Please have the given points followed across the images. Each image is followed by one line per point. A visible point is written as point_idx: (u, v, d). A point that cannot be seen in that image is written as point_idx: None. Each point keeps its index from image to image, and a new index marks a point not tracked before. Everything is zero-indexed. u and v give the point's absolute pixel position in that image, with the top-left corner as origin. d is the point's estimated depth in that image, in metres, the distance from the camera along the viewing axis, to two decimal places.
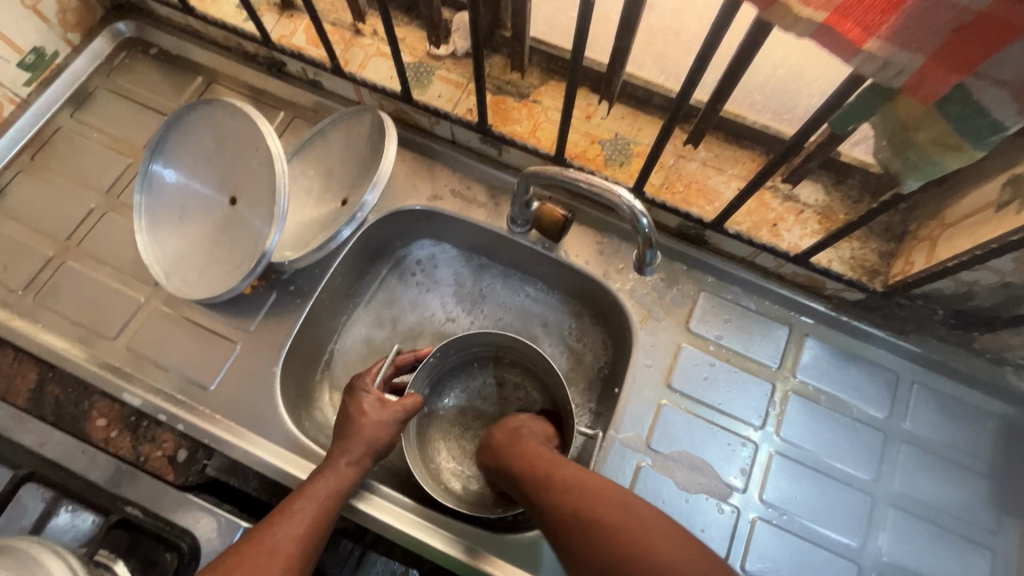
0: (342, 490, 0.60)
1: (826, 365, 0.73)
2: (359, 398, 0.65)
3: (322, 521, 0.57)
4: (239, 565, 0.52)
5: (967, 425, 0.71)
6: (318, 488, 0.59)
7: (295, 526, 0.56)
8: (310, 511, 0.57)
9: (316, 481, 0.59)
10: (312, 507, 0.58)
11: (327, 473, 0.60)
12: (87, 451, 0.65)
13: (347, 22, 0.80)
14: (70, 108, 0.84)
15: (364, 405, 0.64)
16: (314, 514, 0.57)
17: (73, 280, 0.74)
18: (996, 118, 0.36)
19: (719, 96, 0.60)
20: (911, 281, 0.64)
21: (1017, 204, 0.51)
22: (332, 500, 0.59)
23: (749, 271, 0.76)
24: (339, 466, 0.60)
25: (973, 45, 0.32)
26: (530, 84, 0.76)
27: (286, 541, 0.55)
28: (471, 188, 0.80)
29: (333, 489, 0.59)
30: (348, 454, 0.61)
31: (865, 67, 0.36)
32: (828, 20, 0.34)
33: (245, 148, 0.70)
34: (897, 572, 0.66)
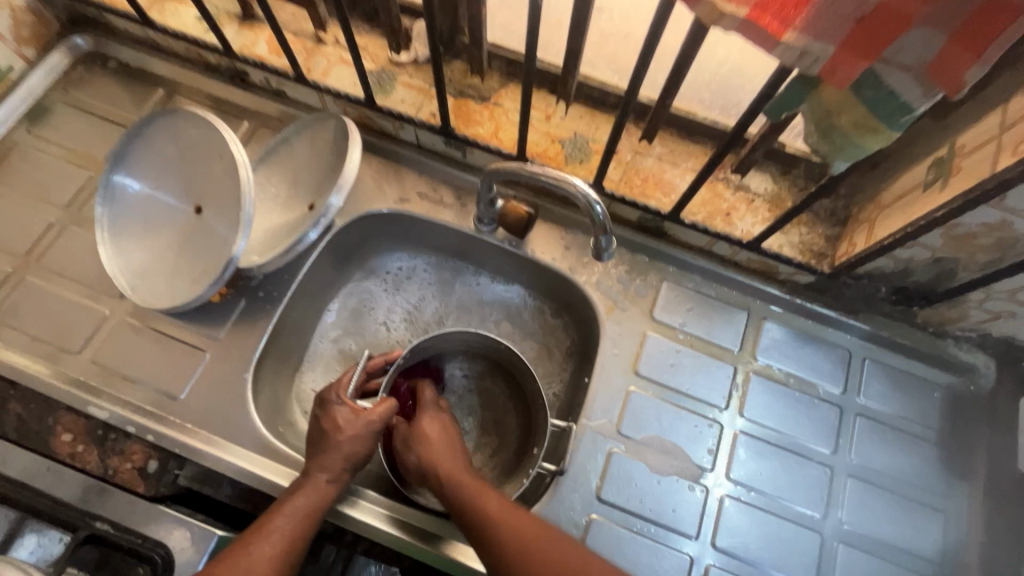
0: (319, 508, 0.60)
1: (783, 345, 0.77)
2: (335, 412, 0.64)
3: (298, 539, 0.58)
4: None
5: (915, 396, 0.75)
6: (294, 506, 0.59)
7: (270, 545, 0.56)
8: (286, 529, 0.57)
9: (294, 498, 0.59)
10: (288, 524, 0.58)
11: (306, 490, 0.60)
12: (53, 468, 0.63)
13: (309, 31, 0.81)
14: (26, 123, 0.83)
15: (339, 419, 0.64)
16: (290, 533, 0.57)
17: (34, 296, 0.73)
18: (906, 100, 0.39)
19: (667, 92, 0.63)
20: (855, 261, 0.68)
21: (940, 183, 0.56)
22: (308, 519, 0.59)
23: (706, 259, 0.79)
24: (316, 483, 0.61)
25: (876, 33, 0.36)
26: (490, 87, 0.79)
27: (260, 562, 0.55)
28: (437, 190, 0.82)
29: (309, 506, 0.59)
30: (325, 471, 0.61)
31: (786, 57, 0.39)
32: (749, 15, 0.37)
33: (209, 156, 0.70)
34: (859, 539, 0.69)
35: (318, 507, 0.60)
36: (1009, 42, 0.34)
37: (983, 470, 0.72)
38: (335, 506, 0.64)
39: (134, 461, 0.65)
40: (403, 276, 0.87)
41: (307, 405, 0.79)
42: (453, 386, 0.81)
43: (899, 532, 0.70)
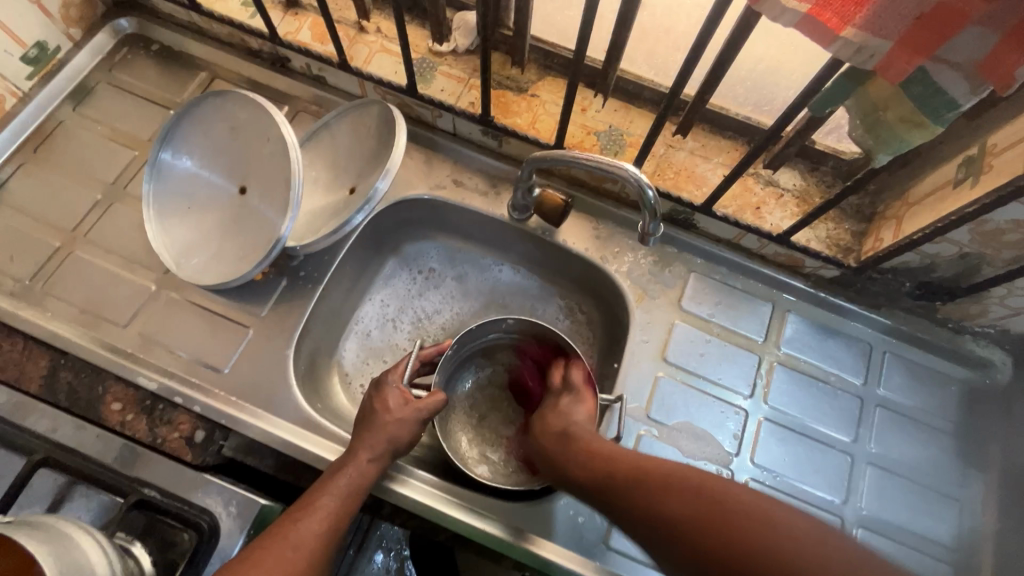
0: (362, 486, 0.61)
1: (807, 337, 0.80)
2: (387, 393, 0.67)
3: (343, 515, 0.59)
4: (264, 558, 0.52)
5: (933, 389, 0.78)
6: (338, 481, 0.60)
7: (317, 522, 0.57)
8: (331, 507, 0.58)
9: (339, 476, 0.60)
10: (334, 502, 0.59)
11: (349, 469, 0.61)
12: (102, 435, 0.65)
13: (351, 20, 0.83)
14: (71, 102, 0.85)
15: (389, 402, 0.66)
16: (335, 510, 0.58)
17: (81, 269, 0.75)
18: (953, 96, 0.42)
19: (707, 88, 0.65)
20: (881, 255, 0.70)
21: (971, 180, 0.58)
22: (353, 496, 0.60)
23: (734, 252, 0.81)
24: (359, 463, 0.61)
25: (933, 31, 0.38)
26: (528, 79, 0.81)
27: (307, 537, 0.55)
28: (472, 178, 0.84)
29: (353, 483, 0.60)
30: (369, 448, 0.62)
31: (842, 53, 0.41)
32: (811, 11, 0.39)
33: (257, 138, 0.72)
34: (878, 525, 0.72)
35: (361, 484, 0.61)
36: None
37: (997, 461, 0.75)
38: (381, 483, 0.67)
39: (182, 431, 0.67)
40: (427, 266, 0.90)
41: (341, 383, 0.81)
42: (494, 376, 0.83)
43: (915, 519, 0.73)
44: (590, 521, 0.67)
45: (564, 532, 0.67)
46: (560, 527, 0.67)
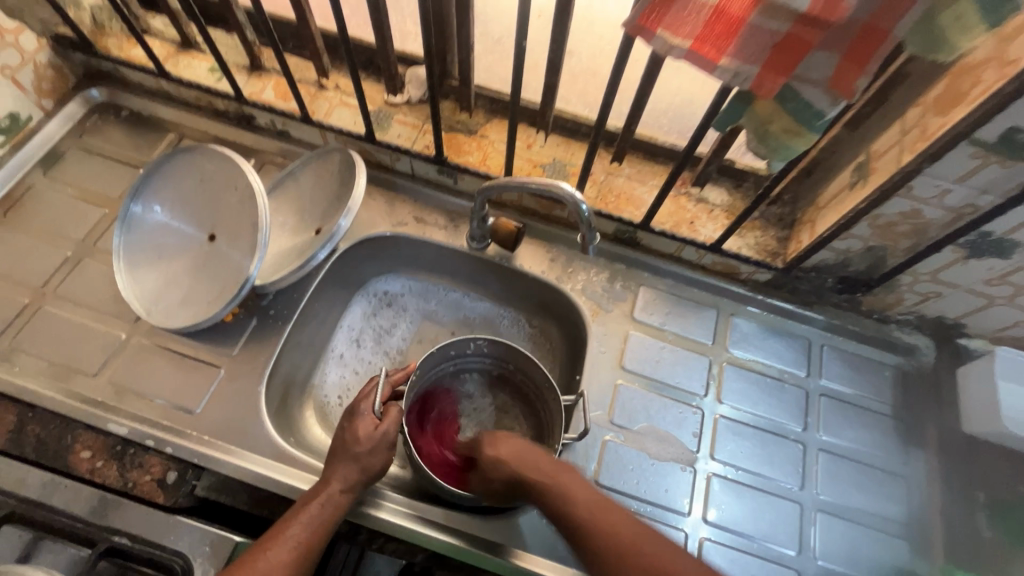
0: (334, 516, 0.62)
1: (751, 337, 0.86)
2: (358, 423, 0.66)
3: (311, 547, 0.60)
4: None
5: (870, 375, 0.85)
6: (310, 513, 0.61)
7: (283, 553, 0.58)
8: (299, 537, 0.59)
9: (310, 506, 0.62)
10: (304, 532, 0.60)
11: (321, 500, 0.62)
12: (71, 485, 0.65)
13: (312, 78, 0.90)
14: (41, 167, 0.89)
15: (360, 430, 0.66)
16: (302, 540, 0.60)
17: (50, 323, 0.76)
18: (819, 108, 0.50)
19: (632, 119, 0.74)
20: (802, 255, 0.78)
21: (862, 182, 0.67)
22: (321, 528, 0.61)
23: (677, 264, 0.88)
24: (328, 497, 0.62)
25: (790, 55, 0.46)
26: (477, 122, 0.89)
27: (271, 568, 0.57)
28: (431, 214, 0.90)
29: (322, 517, 0.61)
30: (341, 480, 0.63)
31: (724, 78, 0.49)
32: (692, 46, 0.47)
33: (224, 187, 0.77)
34: (835, 508, 0.76)
35: (331, 514, 0.62)
36: (882, 59, 0.45)
37: (935, 437, 0.80)
38: (356, 507, 0.68)
39: (153, 474, 0.68)
40: (390, 303, 0.94)
41: (316, 417, 0.83)
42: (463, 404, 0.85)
43: (869, 499, 0.77)
44: None
45: (538, 539, 0.68)
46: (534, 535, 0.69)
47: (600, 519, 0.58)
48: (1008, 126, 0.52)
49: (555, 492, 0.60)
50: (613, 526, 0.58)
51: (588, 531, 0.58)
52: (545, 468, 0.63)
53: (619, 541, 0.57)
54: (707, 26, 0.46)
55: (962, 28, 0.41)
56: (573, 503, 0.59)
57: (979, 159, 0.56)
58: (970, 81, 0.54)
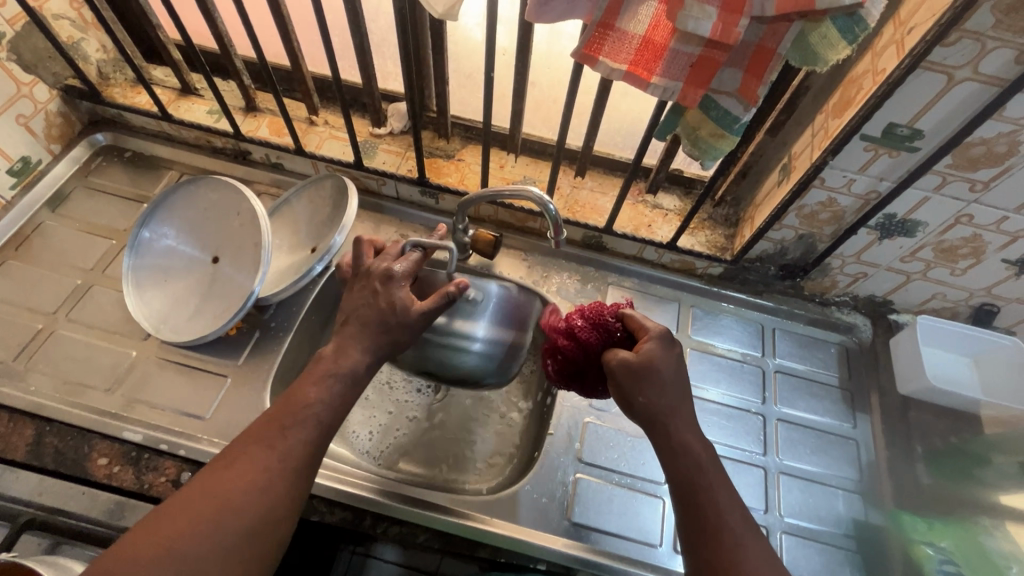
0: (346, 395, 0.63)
1: (711, 325, 0.96)
2: (395, 289, 0.70)
3: (329, 425, 0.61)
4: (252, 466, 0.55)
5: (817, 353, 0.95)
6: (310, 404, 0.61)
7: (305, 431, 0.59)
8: (318, 414, 0.60)
9: (325, 386, 0.62)
10: (323, 408, 0.61)
11: (333, 380, 0.63)
12: (89, 492, 0.71)
13: (303, 116, 1.00)
14: (49, 206, 0.96)
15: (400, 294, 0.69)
16: (321, 418, 0.60)
17: (62, 345, 0.81)
18: (735, 114, 0.61)
19: (590, 137, 0.86)
20: (746, 247, 0.89)
21: (786, 178, 0.79)
22: (337, 404, 0.62)
23: (640, 264, 0.99)
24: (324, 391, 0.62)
25: (704, 72, 0.57)
26: (454, 147, 1.00)
27: (296, 445, 0.58)
28: (417, 231, 0.99)
29: (322, 403, 0.61)
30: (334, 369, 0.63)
31: (656, 93, 0.60)
32: (628, 69, 0.59)
33: (229, 212, 0.85)
34: (797, 470, 0.84)
35: (332, 400, 0.62)
36: (775, 71, 0.57)
37: (878, 402, 0.90)
38: (363, 494, 0.73)
39: (168, 475, 0.72)
40: None
41: None
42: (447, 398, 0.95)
43: (825, 460, 0.85)
44: (552, 501, 0.77)
45: (532, 511, 0.76)
46: (527, 510, 0.76)
47: (716, 482, 0.60)
48: (888, 122, 0.65)
49: (680, 439, 0.62)
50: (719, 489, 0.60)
51: (704, 484, 0.60)
52: (682, 414, 0.64)
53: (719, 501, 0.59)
54: (638, 52, 0.58)
55: (829, 43, 0.53)
56: (693, 459, 0.61)
57: (873, 151, 0.68)
58: (855, 89, 0.66)
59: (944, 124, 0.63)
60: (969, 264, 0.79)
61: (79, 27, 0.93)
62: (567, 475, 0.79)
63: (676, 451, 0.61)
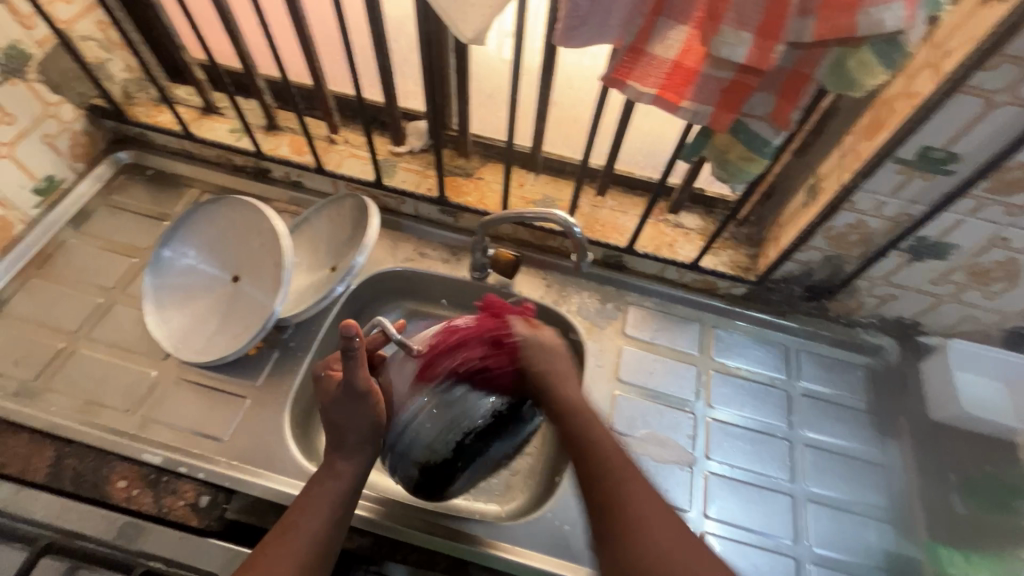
0: (355, 484, 0.65)
1: (734, 346, 0.94)
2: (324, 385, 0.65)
3: (337, 516, 0.62)
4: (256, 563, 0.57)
5: (843, 375, 0.92)
6: (326, 490, 0.63)
7: (312, 525, 0.60)
8: (323, 506, 0.62)
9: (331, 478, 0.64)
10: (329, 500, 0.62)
11: (338, 470, 0.64)
12: (108, 515, 0.70)
13: (323, 134, 1.01)
14: (72, 224, 0.96)
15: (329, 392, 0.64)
16: (326, 510, 0.62)
17: (84, 364, 0.81)
18: (766, 137, 0.60)
19: (612, 156, 0.85)
20: (770, 268, 0.87)
21: (814, 200, 0.78)
22: (344, 494, 0.64)
23: (661, 284, 0.97)
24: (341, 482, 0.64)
25: (736, 96, 0.56)
26: (473, 166, 0.99)
27: (300, 541, 0.59)
28: (435, 250, 0.99)
29: (339, 490, 0.63)
30: (350, 457, 0.65)
31: (686, 117, 0.59)
32: (657, 93, 0.58)
33: (250, 231, 0.85)
34: (825, 498, 0.82)
35: (346, 489, 0.64)
36: (810, 96, 0.56)
37: (907, 427, 0.88)
38: (382, 520, 0.72)
39: (187, 499, 0.72)
40: None
41: None
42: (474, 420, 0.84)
43: (854, 487, 0.83)
44: (574, 529, 0.75)
45: (554, 538, 0.74)
46: (548, 537, 0.74)
47: (630, 478, 0.57)
48: (922, 145, 0.63)
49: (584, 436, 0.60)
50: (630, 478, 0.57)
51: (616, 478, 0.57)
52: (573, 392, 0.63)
53: (643, 512, 0.54)
54: (668, 76, 0.57)
55: (865, 67, 0.51)
56: (600, 451, 0.59)
57: (906, 174, 0.67)
58: (888, 112, 0.65)
59: (981, 147, 0.61)
60: (1003, 287, 0.77)
61: (105, 48, 0.94)
62: (589, 501, 0.77)
63: (586, 441, 0.60)
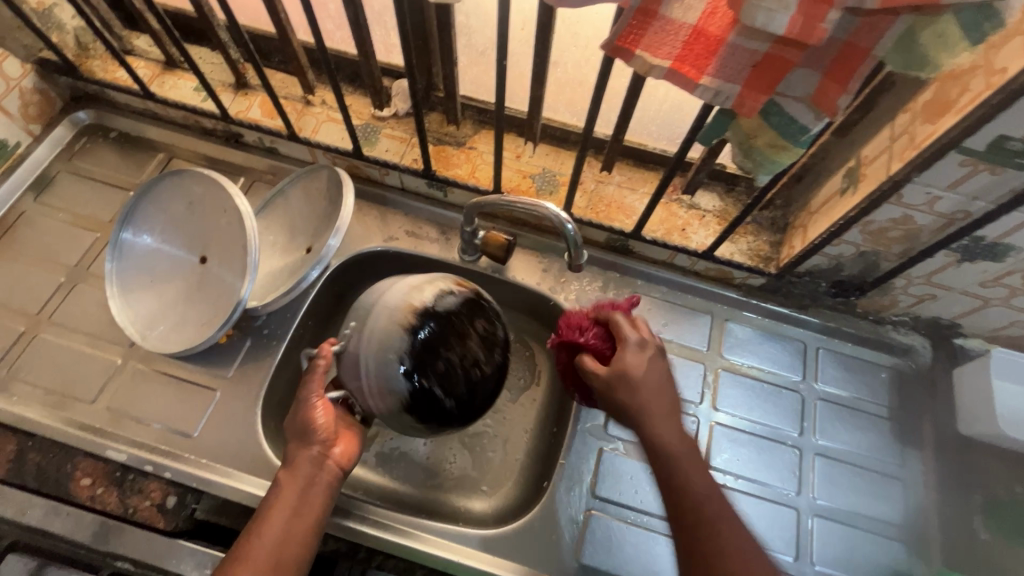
0: (318, 477, 0.63)
1: (745, 343, 0.86)
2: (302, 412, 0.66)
3: (298, 522, 0.60)
4: None
5: (865, 377, 0.84)
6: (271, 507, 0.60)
7: (268, 537, 0.58)
8: (281, 516, 0.59)
9: (287, 485, 0.62)
10: (286, 506, 0.60)
11: (298, 467, 0.63)
12: (72, 513, 0.67)
13: (298, 94, 0.90)
14: (32, 192, 0.89)
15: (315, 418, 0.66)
16: (285, 517, 0.59)
17: (46, 350, 0.77)
18: (803, 123, 0.49)
19: (620, 128, 0.73)
20: (795, 261, 0.78)
21: (853, 188, 0.67)
22: (303, 498, 0.61)
23: (670, 271, 0.88)
24: (289, 492, 0.61)
25: (769, 74, 0.45)
26: (465, 133, 0.89)
27: (259, 551, 0.57)
28: (423, 228, 0.90)
29: (297, 491, 0.62)
30: (290, 473, 0.63)
31: (705, 96, 0.49)
32: (672, 65, 0.47)
33: (212, 210, 0.77)
34: (832, 512, 0.76)
35: (308, 487, 0.62)
36: (864, 76, 0.45)
37: (931, 437, 0.80)
38: (356, 527, 0.69)
39: (153, 499, 0.69)
40: None
41: None
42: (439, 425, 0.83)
43: (865, 502, 0.77)
44: (560, 539, 0.71)
45: (530, 549, 0.70)
46: (529, 546, 0.70)
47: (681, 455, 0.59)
48: (997, 134, 0.52)
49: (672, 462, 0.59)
50: (707, 500, 0.56)
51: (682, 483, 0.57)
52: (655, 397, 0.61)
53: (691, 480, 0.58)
54: (687, 46, 0.46)
55: (945, 43, 0.40)
56: (679, 473, 0.58)
57: (970, 166, 0.55)
58: (958, 89, 0.53)
59: None
60: None
61: None
62: (577, 511, 0.72)
63: (664, 456, 0.59)
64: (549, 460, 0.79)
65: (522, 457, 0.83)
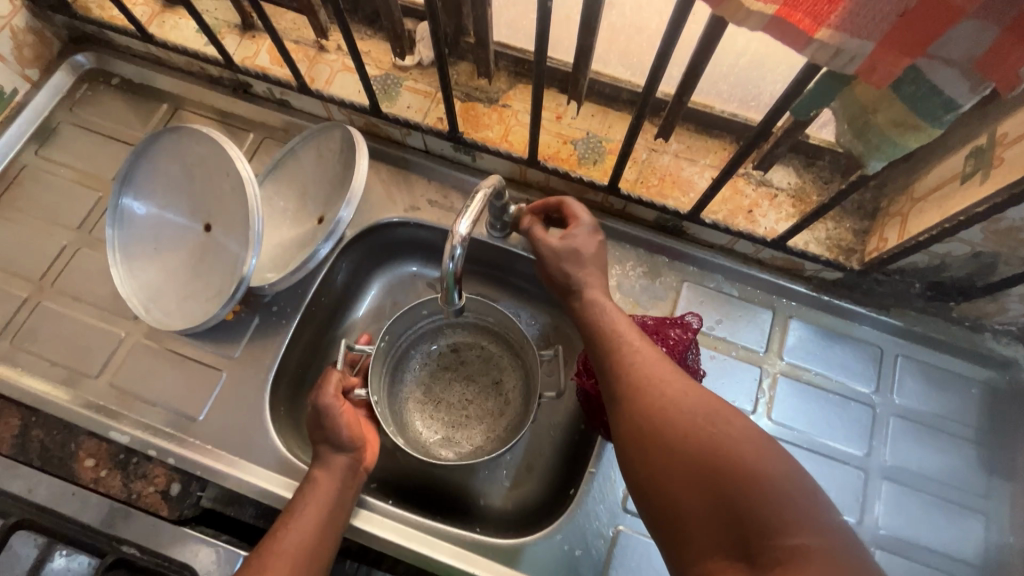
0: (350, 482, 0.61)
1: (812, 345, 0.74)
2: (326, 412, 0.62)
3: (330, 523, 0.58)
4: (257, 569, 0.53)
5: (952, 394, 0.72)
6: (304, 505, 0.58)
7: (301, 533, 0.56)
8: (316, 513, 0.57)
9: (321, 485, 0.59)
10: (321, 505, 0.58)
11: (333, 469, 0.61)
12: (78, 493, 0.64)
13: (311, 39, 0.80)
14: (34, 144, 0.83)
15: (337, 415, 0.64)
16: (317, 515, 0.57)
17: (49, 320, 0.73)
18: (951, 96, 0.37)
19: (685, 89, 0.60)
20: (886, 257, 0.65)
21: (981, 174, 0.53)
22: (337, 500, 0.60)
23: (728, 258, 0.76)
24: (321, 493, 0.59)
25: (924, 27, 0.33)
26: (498, 88, 0.77)
27: (292, 546, 0.55)
28: (448, 196, 0.79)
29: (331, 492, 0.59)
30: (326, 469, 0.61)
31: (818, 57, 0.36)
32: (779, 13, 0.34)
33: (215, 172, 0.69)
34: (899, 544, 0.67)
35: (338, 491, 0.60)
36: None
37: None
38: (365, 531, 0.64)
39: (157, 484, 0.67)
40: (405, 291, 0.85)
41: None
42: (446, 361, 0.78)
43: (939, 535, 0.67)
44: (586, 554, 0.64)
45: (548, 558, 0.64)
46: (552, 562, 0.64)
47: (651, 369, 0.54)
48: None
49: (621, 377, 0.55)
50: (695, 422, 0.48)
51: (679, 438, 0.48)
52: (639, 363, 0.55)
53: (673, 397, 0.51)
54: None
55: None
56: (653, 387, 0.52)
57: None
58: None
59: None
60: None
61: None
62: (605, 525, 0.66)
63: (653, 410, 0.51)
64: (579, 464, 0.72)
65: (548, 456, 0.76)
